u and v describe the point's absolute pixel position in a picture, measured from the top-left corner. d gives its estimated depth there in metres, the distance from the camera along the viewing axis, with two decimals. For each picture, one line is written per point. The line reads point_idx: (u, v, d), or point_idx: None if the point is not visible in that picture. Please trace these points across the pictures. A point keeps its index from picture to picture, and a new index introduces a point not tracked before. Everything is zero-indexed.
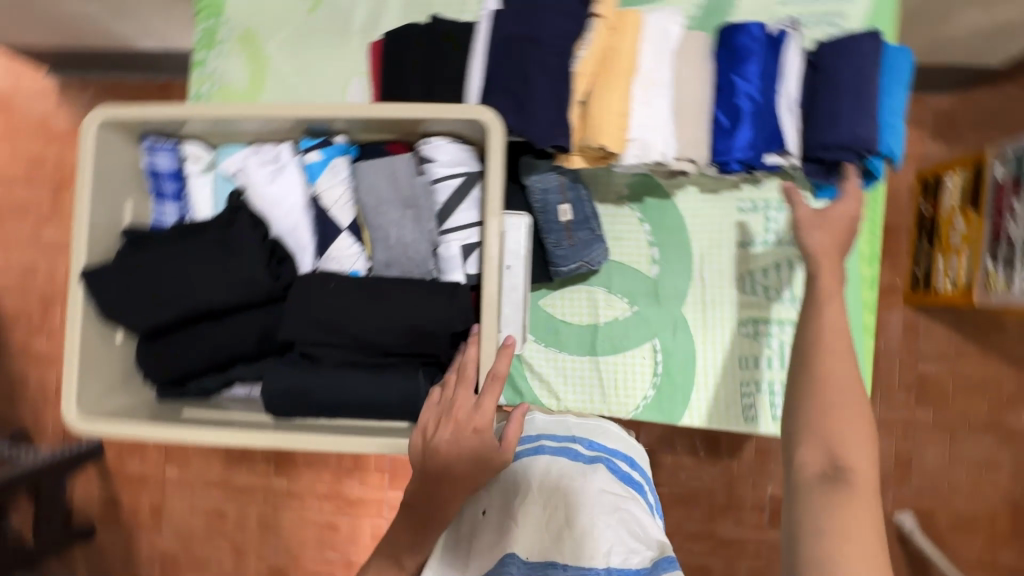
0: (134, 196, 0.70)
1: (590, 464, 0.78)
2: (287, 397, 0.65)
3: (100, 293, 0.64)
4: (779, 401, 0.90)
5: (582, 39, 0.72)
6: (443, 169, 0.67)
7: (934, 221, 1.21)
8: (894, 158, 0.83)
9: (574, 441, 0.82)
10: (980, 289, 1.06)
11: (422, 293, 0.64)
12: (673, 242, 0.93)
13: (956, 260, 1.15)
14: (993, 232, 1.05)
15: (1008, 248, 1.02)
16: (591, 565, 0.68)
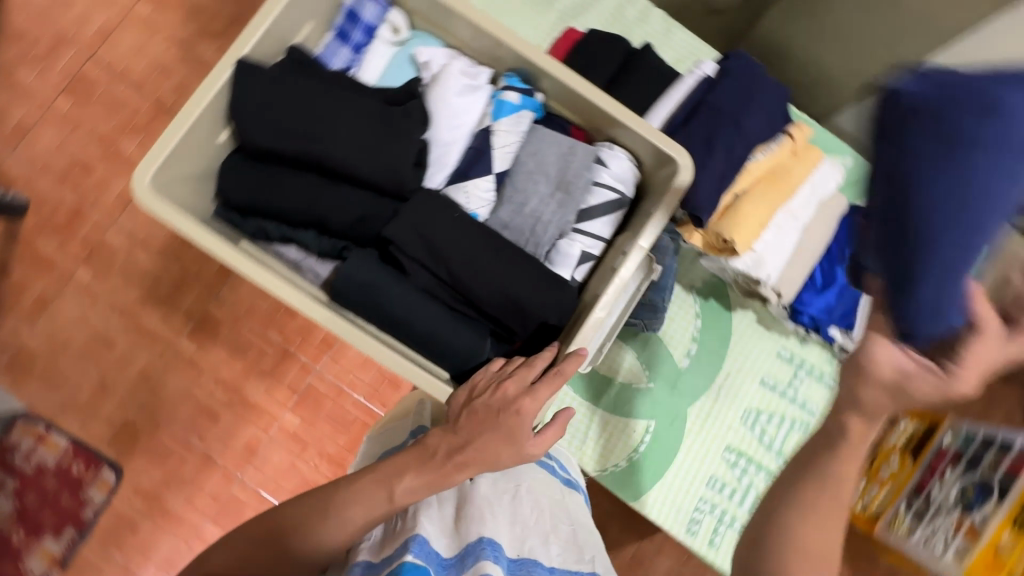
0: (315, 21, 0.67)
1: (567, 486, 0.72)
2: (359, 295, 0.63)
3: (246, 96, 0.61)
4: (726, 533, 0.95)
5: (765, 146, 0.77)
6: (609, 178, 0.67)
7: None
8: None
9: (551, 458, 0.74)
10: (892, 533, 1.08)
11: (535, 274, 0.64)
12: (711, 350, 0.98)
13: None
14: None
15: None
16: (575, 567, 0.60)
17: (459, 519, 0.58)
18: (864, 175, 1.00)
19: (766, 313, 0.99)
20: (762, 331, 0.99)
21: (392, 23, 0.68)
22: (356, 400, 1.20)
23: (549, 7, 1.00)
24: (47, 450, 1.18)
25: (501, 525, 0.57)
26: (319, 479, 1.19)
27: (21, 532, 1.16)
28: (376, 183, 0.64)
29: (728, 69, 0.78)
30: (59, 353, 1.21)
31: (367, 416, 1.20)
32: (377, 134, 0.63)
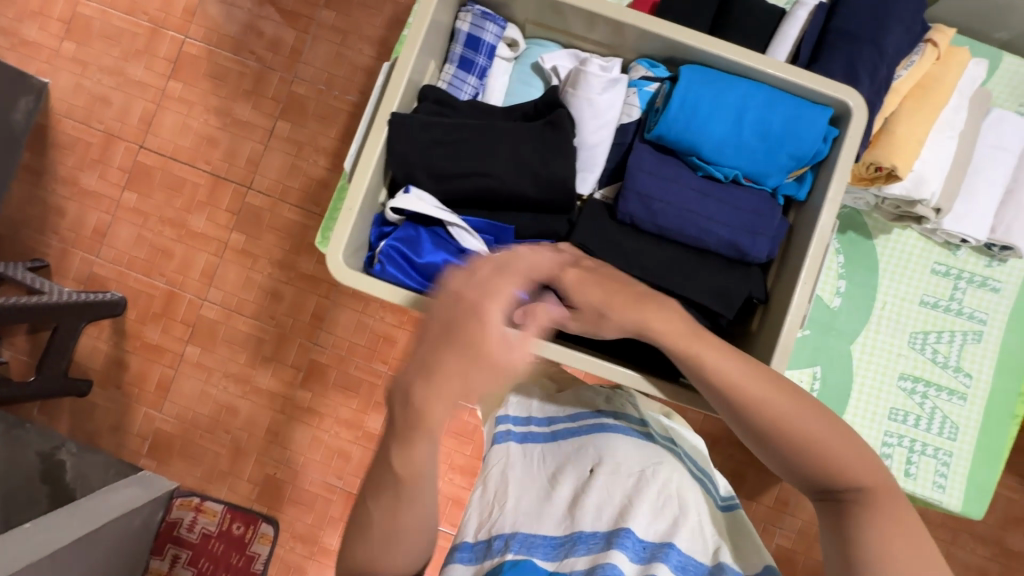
0: (433, 60, 0.66)
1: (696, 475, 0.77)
2: None
3: (404, 146, 0.60)
4: (944, 471, 0.91)
5: (908, 60, 0.71)
6: (796, 144, 0.60)
7: None
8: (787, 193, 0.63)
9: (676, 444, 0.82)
10: None
11: (724, 264, 0.62)
12: (862, 281, 0.94)
13: None
14: None
15: None
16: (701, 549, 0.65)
17: (573, 508, 0.68)
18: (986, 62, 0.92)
19: (913, 233, 0.94)
20: (912, 247, 0.94)
21: (509, 38, 0.66)
22: None
23: None
24: (205, 516, 1.59)
25: (617, 514, 0.66)
26: None
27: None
28: (541, 203, 0.62)
29: None
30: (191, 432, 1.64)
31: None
32: (535, 153, 0.60)
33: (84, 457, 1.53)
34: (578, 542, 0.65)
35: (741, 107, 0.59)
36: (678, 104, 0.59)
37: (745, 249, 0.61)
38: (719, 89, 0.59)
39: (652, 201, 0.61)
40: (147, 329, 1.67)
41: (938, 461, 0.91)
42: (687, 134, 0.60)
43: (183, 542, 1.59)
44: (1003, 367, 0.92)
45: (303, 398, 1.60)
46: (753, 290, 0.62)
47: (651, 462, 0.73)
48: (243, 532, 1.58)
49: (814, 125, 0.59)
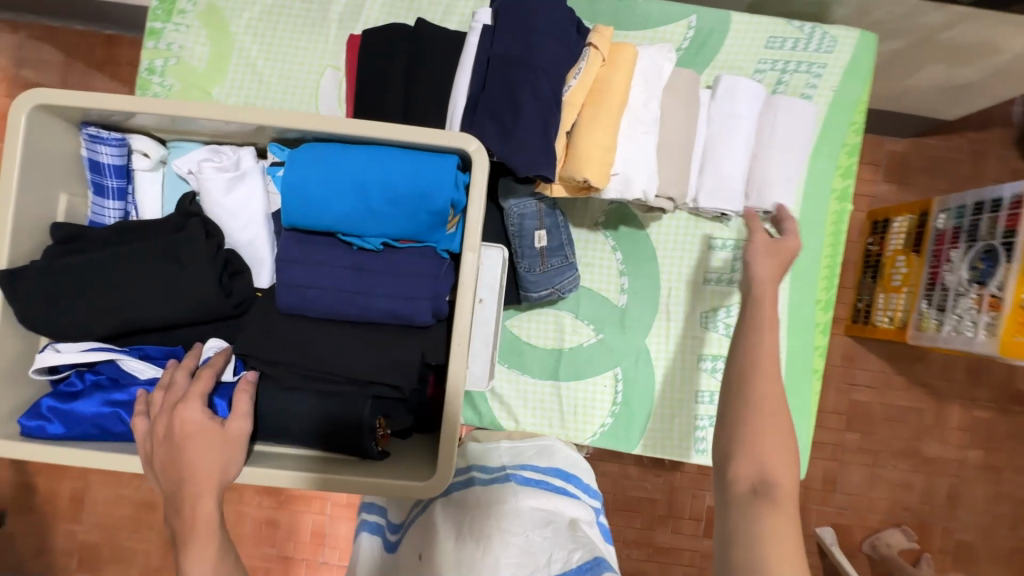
0: (69, 189, 0.63)
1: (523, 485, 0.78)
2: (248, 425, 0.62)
3: (28, 299, 0.57)
4: None
5: (574, 69, 0.70)
6: (427, 201, 0.58)
7: (880, 256, 1.37)
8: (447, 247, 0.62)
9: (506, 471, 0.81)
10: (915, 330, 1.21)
11: (394, 336, 0.61)
12: (643, 272, 0.94)
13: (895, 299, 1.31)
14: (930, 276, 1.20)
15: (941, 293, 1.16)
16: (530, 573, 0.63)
17: None
18: (713, 27, 0.91)
19: (681, 214, 0.93)
20: (684, 228, 0.93)
21: (140, 151, 0.63)
22: None
23: (325, 22, 0.93)
24: None
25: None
26: None
27: None
28: (201, 318, 0.61)
29: (499, 12, 0.71)
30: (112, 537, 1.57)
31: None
32: (169, 273, 0.59)
33: None
34: None
35: (360, 179, 0.58)
36: (296, 191, 0.58)
37: (406, 316, 0.60)
38: (333, 168, 0.58)
39: (304, 290, 0.60)
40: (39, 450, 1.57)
41: None
42: (319, 217, 0.59)
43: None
44: (795, 326, 0.92)
45: None
46: (429, 352, 0.61)
47: (466, 508, 0.73)
48: None
49: (437, 178, 0.58)
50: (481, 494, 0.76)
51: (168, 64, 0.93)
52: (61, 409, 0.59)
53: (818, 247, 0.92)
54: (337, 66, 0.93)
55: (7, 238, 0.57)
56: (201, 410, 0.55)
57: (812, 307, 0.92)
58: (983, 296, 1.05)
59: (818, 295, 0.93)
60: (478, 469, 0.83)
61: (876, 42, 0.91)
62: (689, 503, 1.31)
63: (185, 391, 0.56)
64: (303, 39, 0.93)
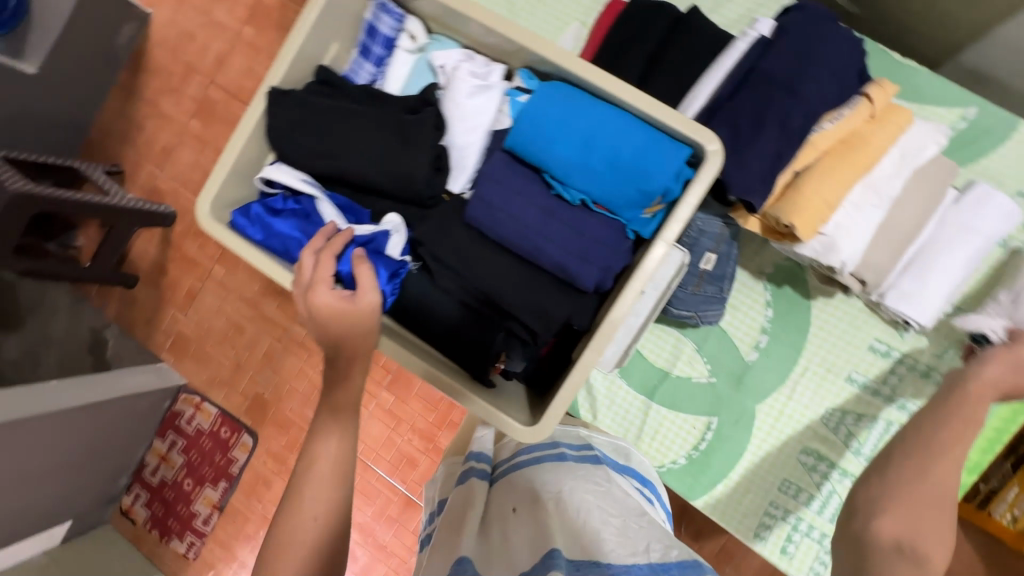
0: (341, 41, 0.70)
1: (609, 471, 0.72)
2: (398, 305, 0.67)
3: (280, 117, 0.65)
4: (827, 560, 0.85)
5: (835, 113, 0.65)
6: (642, 180, 0.58)
7: None
8: (637, 229, 0.61)
9: (591, 451, 0.76)
10: None
11: (551, 286, 0.62)
12: (786, 340, 0.88)
13: None
14: None
15: None
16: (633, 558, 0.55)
17: (502, 545, 0.60)
18: (990, 128, 0.80)
19: (857, 302, 0.85)
20: (853, 318, 0.86)
21: (410, 32, 0.69)
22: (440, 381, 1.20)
23: None
24: (202, 416, 1.69)
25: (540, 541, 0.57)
26: (413, 449, 1.22)
27: (191, 480, 1.67)
28: (396, 195, 0.66)
29: (783, 27, 0.67)
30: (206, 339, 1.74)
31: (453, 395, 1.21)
32: (392, 144, 0.64)
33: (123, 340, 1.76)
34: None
35: (592, 134, 0.59)
36: (529, 120, 0.60)
37: (571, 274, 0.61)
38: (568, 111, 0.60)
39: (493, 210, 0.63)
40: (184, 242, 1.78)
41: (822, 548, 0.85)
42: (537, 151, 0.61)
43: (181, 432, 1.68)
44: None
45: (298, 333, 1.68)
46: (574, 316, 0.62)
47: (561, 477, 0.66)
48: (228, 437, 1.66)
49: (664, 161, 0.57)
50: (576, 470, 0.69)
51: None
52: (262, 220, 0.67)
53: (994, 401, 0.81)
54: (584, 21, 0.95)
55: (286, 60, 0.65)
56: (326, 293, 0.59)
57: None
58: None
59: (968, 453, 0.82)
60: (564, 444, 0.76)
61: None
62: None
63: (310, 279, 0.61)
64: None
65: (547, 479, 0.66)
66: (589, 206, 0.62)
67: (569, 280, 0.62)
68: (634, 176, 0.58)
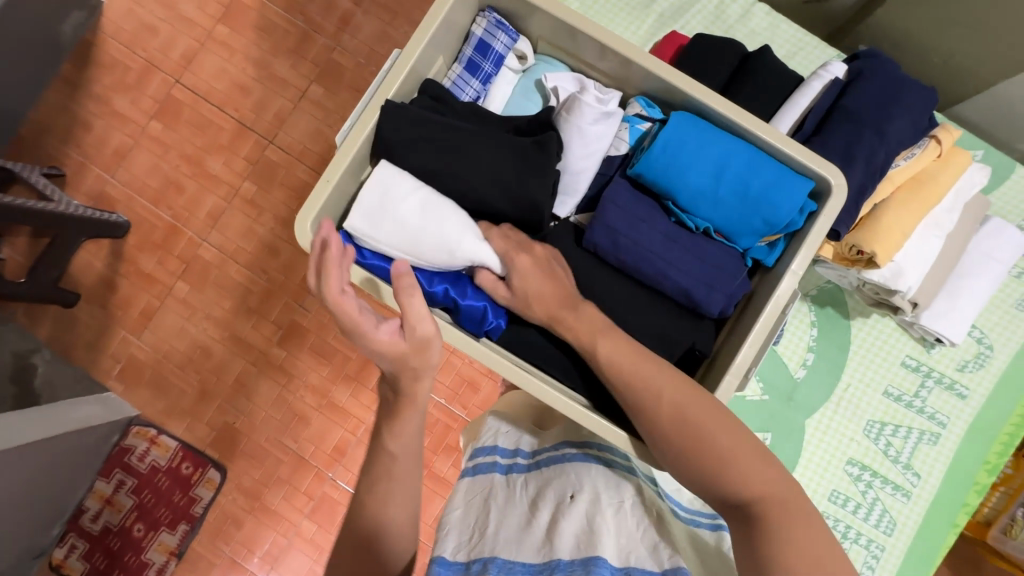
0: (443, 54, 0.67)
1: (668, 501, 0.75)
2: None
3: (395, 132, 0.62)
4: (874, 565, 0.90)
5: (909, 152, 0.72)
6: (771, 209, 0.60)
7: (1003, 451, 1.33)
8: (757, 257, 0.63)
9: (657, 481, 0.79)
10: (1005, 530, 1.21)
11: (675, 314, 0.63)
12: (830, 358, 0.94)
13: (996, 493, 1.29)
14: None
15: None
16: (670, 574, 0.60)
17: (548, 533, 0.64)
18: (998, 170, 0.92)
19: (890, 322, 0.94)
20: (888, 337, 0.94)
21: (519, 51, 0.67)
22: (436, 401, 1.16)
23: (647, 10, 0.98)
24: (158, 450, 1.48)
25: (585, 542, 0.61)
26: None
27: (141, 525, 1.45)
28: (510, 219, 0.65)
29: (859, 73, 0.74)
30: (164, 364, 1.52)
31: (447, 418, 1.17)
32: (515, 166, 0.62)
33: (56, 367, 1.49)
34: (554, 571, 0.59)
35: (722, 163, 0.60)
36: (659, 146, 0.61)
37: (698, 300, 0.61)
38: (698, 138, 0.60)
39: (618, 235, 0.62)
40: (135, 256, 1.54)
41: (868, 552, 0.91)
42: (665, 176, 0.61)
43: (132, 471, 1.46)
44: (953, 474, 0.91)
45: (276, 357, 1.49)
46: (697, 342, 0.63)
47: (624, 490, 0.71)
48: (190, 473, 1.46)
49: (793, 192, 0.60)
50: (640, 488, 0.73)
51: None
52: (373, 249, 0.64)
53: (1007, 409, 0.91)
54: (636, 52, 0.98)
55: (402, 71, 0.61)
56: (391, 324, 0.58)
57: (978, 466, 0.91)
58: None
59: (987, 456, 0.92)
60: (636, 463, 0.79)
61: None
62: None
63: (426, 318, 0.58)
64: (620, 16, 0.98)
65: (610, 489, 0.70)
66: (710, 234, 0.63)
67: (694, 307, 0.62)
68: (762, 205, 0.60)
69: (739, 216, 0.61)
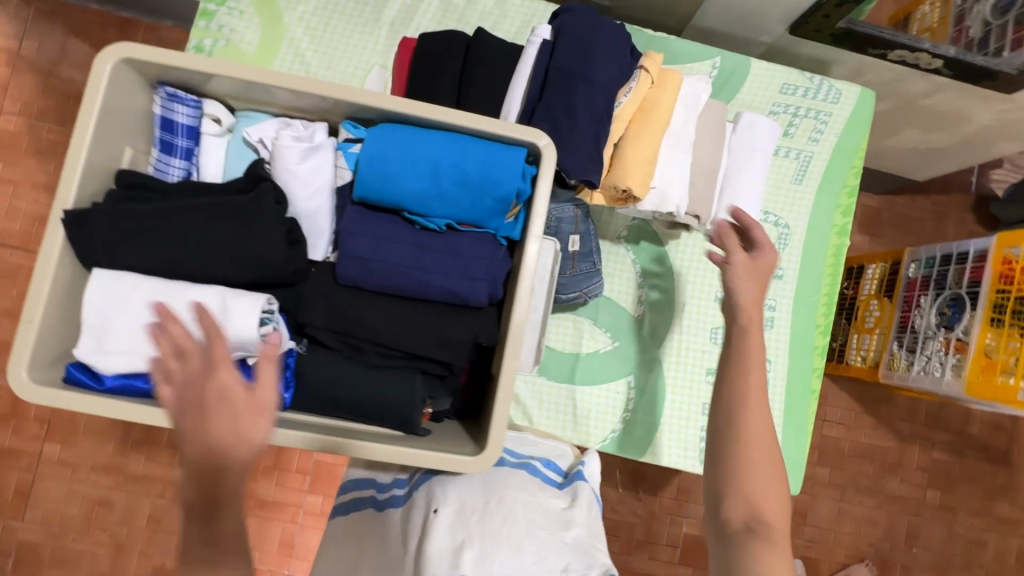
0: (133, 143, 0.63)
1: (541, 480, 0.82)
2: (305, 394, 0.63)
3: (91, 243, 0.57)
4: None
5: (625, 88, 0.76)
6: (494, 187, 0.61)
7: (854, 300, 1.40)
8: (507, 233, 0.64)
9: (531, 460, 0.86)
10: (886, 369, 1.23)
11: (449, 315, 0.63)
12: (658, 285, 0.99)
13: (868, 339, 1.32)
14: (902, 321, 1.23)
15: (910, 336, 1.19)
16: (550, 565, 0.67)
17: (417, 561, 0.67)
18: (734, 69, 0.99)
19: (698, 235, 0.99)
20: (701, 249, 0.99)
21: (211, 115, 0.65)
22: None
23: (378, 24, 0.97)
24: None
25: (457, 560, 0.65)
26: None
27: None
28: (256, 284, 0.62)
29: (558, 29, 0.77)
30: (61, 535, 1.37)
31: None
32: (233, 232, 0.59)
33: None
34: None
35: (433, 161, 0.61)
36: (368, 167, 0.61)
37: (465, 296, 0.62)
38: (402, 146, 0.61)
39: (364, 264, 0.61)
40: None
41: None
42: (387, 192, 0.61)
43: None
44: (795, 347, 0.99)
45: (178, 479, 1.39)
46: (481, 334, 0.63)
47: (492, 489, 0.75)
48: None
49: (507, 166, 0.61)
50: (510, 478, 0.78)
51: (214, 44, 0.94)
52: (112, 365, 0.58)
53: (817, 275, 1.00)
54: (383, 65, 0.97)
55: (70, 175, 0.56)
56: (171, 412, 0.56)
57: (812, 331, 1.00)
58: (951, 340, 1.10)
59: (816, 320, 1.00)
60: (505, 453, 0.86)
61: (874, 99, 1.02)
62: (666, 529, 1.32)
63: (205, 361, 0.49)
64: (355, 35, 0.97)
65: (474, 493, 0.73)
66: (455, 229, 0.64)
67: (465, 304, 0.63)
68: (483, 187, 0.61)
69: (470, 204, 0.62)
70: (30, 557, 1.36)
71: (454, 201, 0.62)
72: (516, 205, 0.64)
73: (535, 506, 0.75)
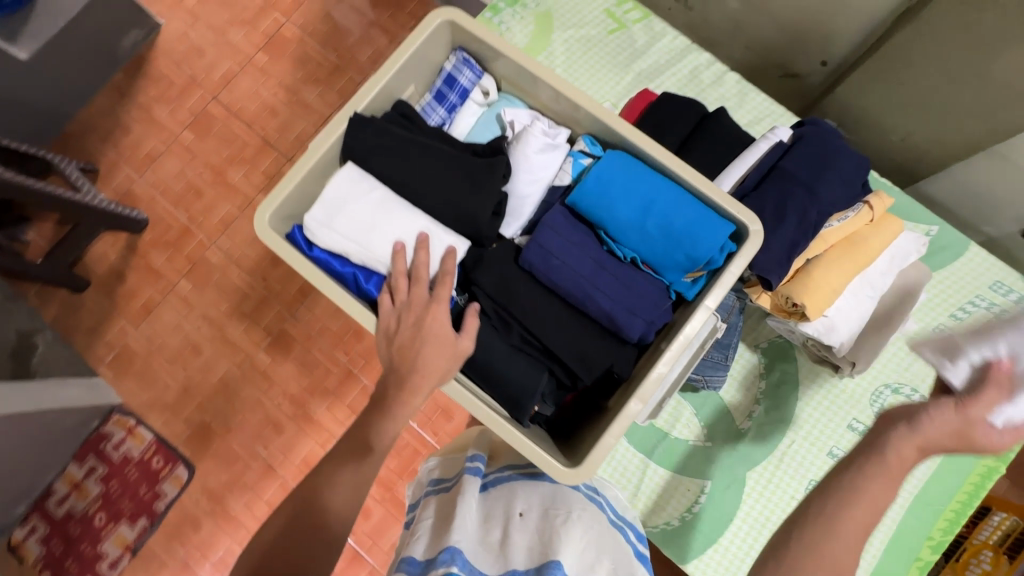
0: (416, 83, 0.75)
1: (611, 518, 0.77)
2: None
3: (357, 142, 0.68)
4: None
5: (842, 214, 0.76)
6: (692, 244, 0.64)
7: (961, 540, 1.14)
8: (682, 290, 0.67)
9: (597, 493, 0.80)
10: None
11: (598, 336, 0.66)
12: (777, 409, 0.95)
13: None
14: None
15: None
16: None
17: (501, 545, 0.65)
18: (948, 244, 0.95)
19: (840, 383, 0.94)
20: (835, 397, 0.94)
21: (483, 87, 0.75)
22: (412, 426, 1.21)
23: (626, 69, 1.06)
24: (134, 441, 1.50)
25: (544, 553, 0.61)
26: (370, 499, 1.18)
27: (103, 514, 1.46)
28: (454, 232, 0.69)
29: (800, 136, 0.79)
30: (154, 356, 1.56)
31: (420, 444, 1.20)
32: (461, 182, 0.68)
33: (55, 349, 1.55)
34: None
35: (649, 199, 0.65)
36: (594, 179, 0.67)
37: (619, 325, 0.65)
38: (629, 175, 0.66)
39: (548, 256, 0.66)
40: (144, 251, 1.62)
41: None
42: (596, 206, 0.67)
43: (104, 457, 1.49)
44: (894, 546, 0.90)
45: (260, 361, 1.53)
46: (617, 366, 0.66)
47: (568, 502, 0.71)
48: (160, 468, 1.48)
49: (713, 231, 0.64)
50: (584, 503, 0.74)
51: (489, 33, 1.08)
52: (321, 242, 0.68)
53: (954, 486, 0.90)
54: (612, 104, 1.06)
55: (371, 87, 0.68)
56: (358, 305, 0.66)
57: (922, 541, 0.89)
58: None
59: (931, 532, 0.90)
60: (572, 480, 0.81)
61: None
62: None
63: (431, 296, 0.63)
64: (601, 72, 1.07)
65: (554, 504, 0.71)
66: (636, 265, 0.68)
67: (616, 331, 0.65)
68: (683, 240, 0.64)
69: (662, 249, 0.65)
70: (124, 361, 1.56)
71: (649, 240, 0.66)
72: (700, 271, 0.66)
73: (605, 532, 0.71)
